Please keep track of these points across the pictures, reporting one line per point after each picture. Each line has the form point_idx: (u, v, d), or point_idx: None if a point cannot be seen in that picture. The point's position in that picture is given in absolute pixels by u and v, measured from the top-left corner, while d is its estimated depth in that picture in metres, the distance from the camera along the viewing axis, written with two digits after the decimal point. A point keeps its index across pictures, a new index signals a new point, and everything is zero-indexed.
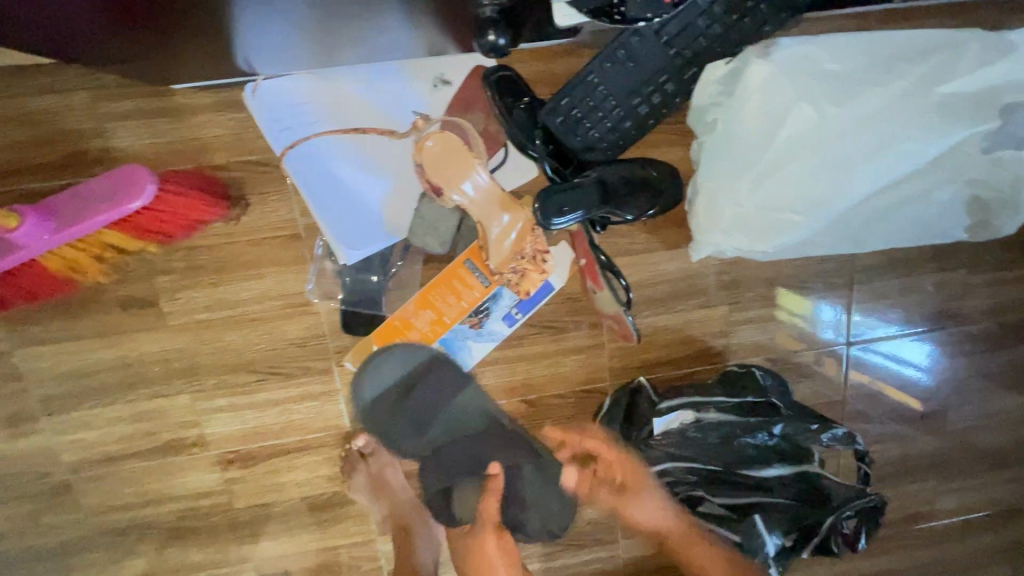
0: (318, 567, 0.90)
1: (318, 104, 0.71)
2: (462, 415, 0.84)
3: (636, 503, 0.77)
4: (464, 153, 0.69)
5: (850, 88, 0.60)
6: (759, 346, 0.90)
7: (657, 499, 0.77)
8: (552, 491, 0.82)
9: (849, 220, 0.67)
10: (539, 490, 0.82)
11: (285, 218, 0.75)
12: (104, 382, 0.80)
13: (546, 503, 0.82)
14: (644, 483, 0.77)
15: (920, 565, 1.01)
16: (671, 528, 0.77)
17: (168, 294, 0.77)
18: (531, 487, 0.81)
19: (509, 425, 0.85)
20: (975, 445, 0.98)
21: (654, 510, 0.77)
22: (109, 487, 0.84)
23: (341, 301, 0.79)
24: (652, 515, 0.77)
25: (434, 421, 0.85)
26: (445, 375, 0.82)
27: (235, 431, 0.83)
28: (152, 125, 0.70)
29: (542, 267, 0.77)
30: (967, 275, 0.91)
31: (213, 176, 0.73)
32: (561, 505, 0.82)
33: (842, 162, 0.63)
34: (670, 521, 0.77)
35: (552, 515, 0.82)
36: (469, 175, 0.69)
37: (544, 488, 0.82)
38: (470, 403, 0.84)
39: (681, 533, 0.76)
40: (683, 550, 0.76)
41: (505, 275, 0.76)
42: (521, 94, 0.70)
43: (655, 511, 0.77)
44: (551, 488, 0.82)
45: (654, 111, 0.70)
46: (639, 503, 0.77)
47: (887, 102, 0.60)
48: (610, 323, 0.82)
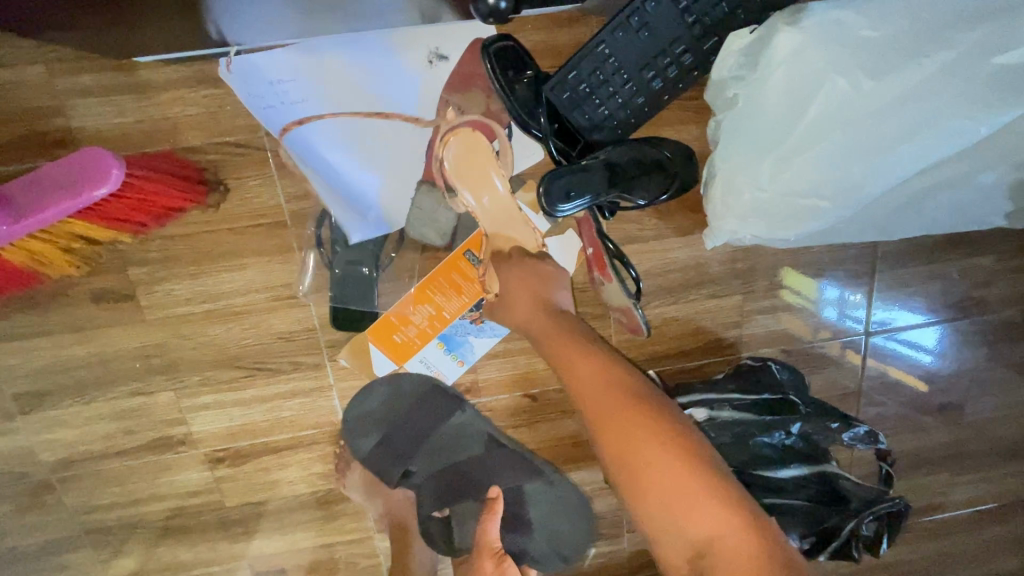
0: (314, 564, 0.87)
1: (301, 81, 0.64)
2: (457, 438, 0.83)
3: (524, 278, 0.69)
4: (489, 163, 0.66)
5: (890, 59, 0.54)
6: (773, 336, 0.85)
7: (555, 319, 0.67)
8: (561, 512, 0.85)
9: (876, 206, 0.62)
10: (551, 512, 0.85)
11: (268, 205, 0.70)
12: (82, 379, 0.75)
13: (556, 521, 0.86)
14: (539, 274, 0.69)
15: (929, 556, 0.99)
16: (563, 344, 0.64)
17: (145, 287, 0.72)
18: (539, 509, 0.85)
19: (512, 446, 0.83)
20: (992, 437, 0.95)
21: (550, 326, 0.66)
22: (92, 487, 0.80)
23: (330, 294, 0.74)
24: (534, 304, 0.68)
25: (428, 446, 0.84)
26: (436, 402, 0.81)
27: (222, 430, 0.79)
28: (118, 103, 0.64)
29: None
30: (993, 261, 0.86)
31: (187, 159, 0.67)
32: (573, 526, 0.86)
33: (876, 144, 0.57)
34: (561, 339, 0.64)
35: (565, 535, 0.86)
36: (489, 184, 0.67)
37: (554, 505, 0.85)
38: (464, 427, 0.82)
39: (573, 349, 0.62)
40: (571, 375, 0.61)
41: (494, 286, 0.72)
42: (523, 66, 0.64)
43: (548, 325, 0.66)
44: (561, 508, 0.85)
45: (669, 85, 0.63)
46: (528, 283, 0.68)
47: (932, 74, 0.53)
48: (616, 315, 0.77)
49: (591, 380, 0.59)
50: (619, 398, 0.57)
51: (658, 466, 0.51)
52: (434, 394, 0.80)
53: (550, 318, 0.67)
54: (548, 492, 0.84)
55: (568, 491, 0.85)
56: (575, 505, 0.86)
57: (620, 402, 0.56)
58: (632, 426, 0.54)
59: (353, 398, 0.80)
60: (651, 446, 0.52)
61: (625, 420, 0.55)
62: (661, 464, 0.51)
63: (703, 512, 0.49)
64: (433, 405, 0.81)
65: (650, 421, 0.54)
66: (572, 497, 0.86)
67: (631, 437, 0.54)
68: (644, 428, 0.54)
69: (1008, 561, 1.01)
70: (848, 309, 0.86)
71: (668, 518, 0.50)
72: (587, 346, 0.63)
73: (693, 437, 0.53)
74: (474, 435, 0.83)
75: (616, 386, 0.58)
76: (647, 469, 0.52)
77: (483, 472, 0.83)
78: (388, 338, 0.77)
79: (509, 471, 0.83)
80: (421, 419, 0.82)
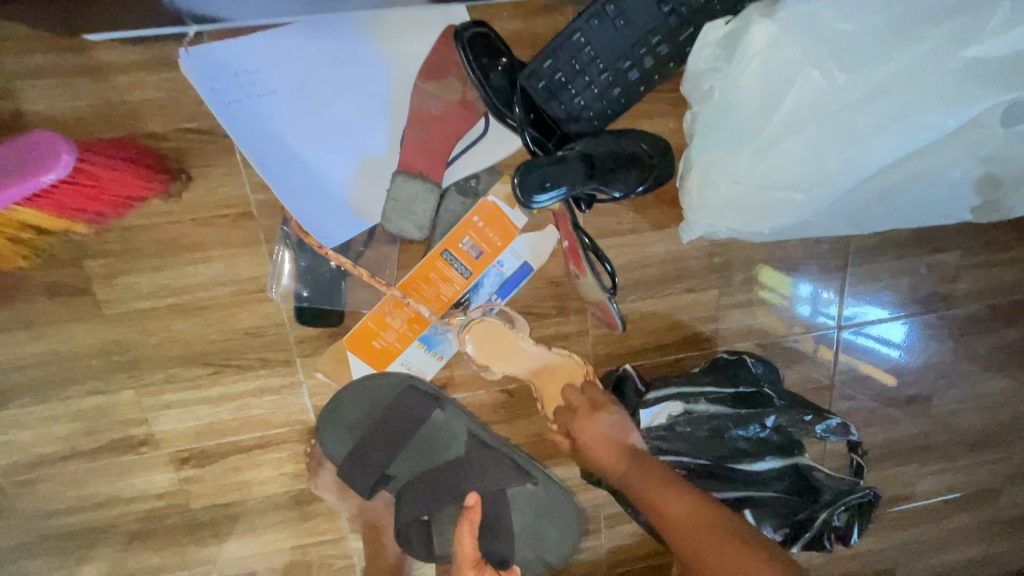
0: (285, 567, 0.85)
1: (269, 71, 0.62)
2: (439, 436, 0.80)
3: (599, 426, 0.72)
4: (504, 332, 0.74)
5: (862, 51, 0.54)
6: (748, 330, 0.86)
7: (635, 457, 0.70)
8: (546, 518, 0.83)
9: (848, 200, 0.63)
10: (532, 511, 0.83)
11: (234, 195, 0.67)
12: (37, 377, 0.71)
13: (543, 516, 0.83)
14: (614, 421, 0.72)
15: (897, 545, 1.01)
16: (647, 483, 0.67)
17: (103, 280, 0.68)
18: (523, 514, 0.83)
19: (490, 443, 0.79)
20: (959, 428, 0.97)
21: (631, 466, 0.70)
22: (48, 492, 0.76)
23: (296, 290, 0.71)
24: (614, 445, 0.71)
25: (409, 449, 0.80)
26: (411, 401, 0.76)
27: (188, 429, 0.76)
28: (71, 86, 0.61)
29: None
30: (960, 257, 0.88)
31: (148, 146, 0.64)
32: (557, 532, 0.83)
33: (849, 136, 0.57)
34: (643, 476, 0.68)
35: (553, 534, 0.83)
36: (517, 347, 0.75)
37: (537, 502, 0.82)
38: (444, 425, 0.79)
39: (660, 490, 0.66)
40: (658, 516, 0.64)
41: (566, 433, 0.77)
42: (498, 54, 0.62)
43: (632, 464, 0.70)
44: (544, 506, 0.83)
45: (644, 76, 0.63)
46: (602, 437, 0.72)
47: (903, 68, 0.53)
48: (594, 310, 0.77)
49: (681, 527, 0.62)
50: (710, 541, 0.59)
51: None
52: (410, 394, 0.76)
53: (632, 457, 0.70)
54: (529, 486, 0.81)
55: (551, 489, 0.82)
56: (560, 503, 0.82)
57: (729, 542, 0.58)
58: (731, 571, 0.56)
59: (324, 395, 0.78)
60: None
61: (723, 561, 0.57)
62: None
63: None
64: (411, 406, 0.76)
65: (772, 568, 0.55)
66: (553, 498, 0.82)
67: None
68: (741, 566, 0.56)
69: (972, 548, 1.04)
70: (820, 305, 0.87)
71: None
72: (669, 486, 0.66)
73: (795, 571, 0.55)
74: (455, 432, 0.79)
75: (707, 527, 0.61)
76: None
77: (464, 476, 0.77)
78: (369, 344, 0.74)
79: (493, 474, 0.77)
80: (398, 423, 0.76)
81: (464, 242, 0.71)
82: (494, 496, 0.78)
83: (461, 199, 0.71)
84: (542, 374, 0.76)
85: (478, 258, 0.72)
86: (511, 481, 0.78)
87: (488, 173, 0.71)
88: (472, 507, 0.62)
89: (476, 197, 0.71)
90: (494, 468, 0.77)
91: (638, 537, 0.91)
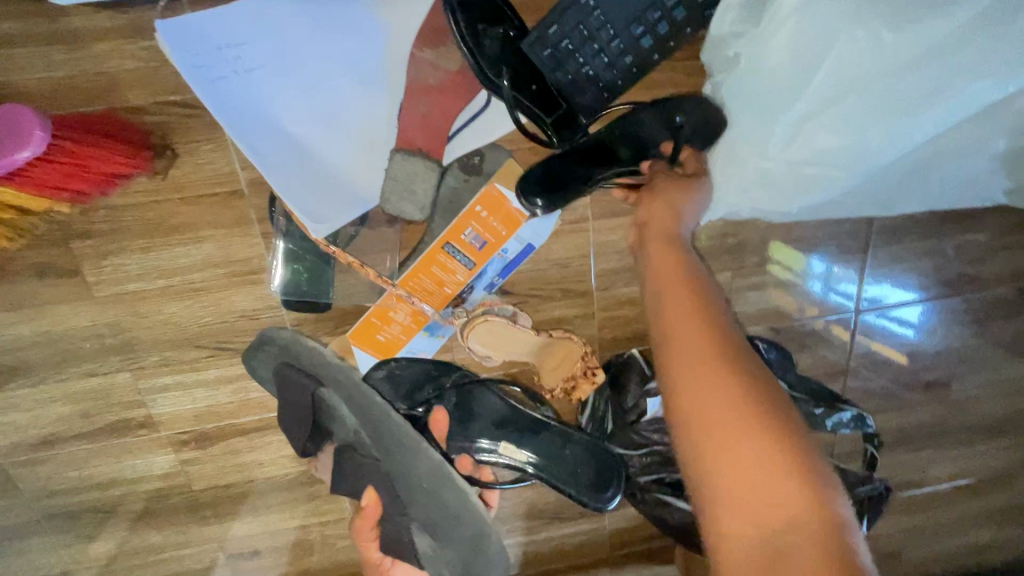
0: (288, 546, 0.85)
1: (256, 45, 0.56)
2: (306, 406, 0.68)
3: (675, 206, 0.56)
4: (509, 330, 0.71)
5: (917, 10, 0.48)
6: (762, 313, 0.83)
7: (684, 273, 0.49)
8: (456, 520, 0.70)
9: (884, 175, 0.60)
10: (427, 500, 0.69)
11: (223, 171, 0.64)
12: (30, 359, 0.70)
13: (433, 511, 0.69)
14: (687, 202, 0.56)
15: (905, 530, 1.00)
16: (694, 304, 0.46)
17: (92, 261, 0.66)
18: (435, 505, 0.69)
19: (375, 414, 0.70)
20: (977, 413, 0.94)
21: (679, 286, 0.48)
22: (49, 472, 0.76)
23: (279, 273, 0.68)
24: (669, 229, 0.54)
25: (293, 420, 0.68)
26: (292, 377, 0.68)
27: (187, 411, 0.75)
28: (46, 55, 0.57)
29: (593, 377, 0.74)
30: (989, 237, 0.84)
31: (129, 120, 0.60)
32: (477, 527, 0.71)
33: (895, 106, 0.53)
34: (685, 319, 0.46)
35: (447, 539, 0.69)
36: (520, 337, 0.72)
37: (432, 500, 0.69)
38: (302, 386, 0.68)
39: (705, 368, 0.43)
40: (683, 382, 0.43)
41: (557, 390, 0.76)
42: (501, 18, 0.58)
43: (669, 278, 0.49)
44: (433, 503, 0.69)
45: (659, 43, 0.59)
46: (670, 211, 0.55)
47: (964, 25, 0.47)
48: (500, 349, 0.73)
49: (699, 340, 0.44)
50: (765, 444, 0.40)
51: (751, 481, 0.40)
52: (287, 369, 0.68)
53: (674, 269, 0.50)
54: (430, 476, 0.69)
55: (453, 489, 0.69)
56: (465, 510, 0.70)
57: (707, 335, 0.45)
58: (725, 427, 0.41)
59: None
60: (752, 456, 0.40)
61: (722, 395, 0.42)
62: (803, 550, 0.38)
63: (752, 456, 0.40)
64: (288, 385, 0.68)
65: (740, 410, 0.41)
66: (453, 499, 0.69)
67: (767, 501, 0.39)
68: (790, 488, 0.39)
69: (983, 533, 1.02)
70: (833, 282, 0.83)
71: (731, 470, 0.40)
72: (723, 338, 0.45)
73: (797, 433, 0.41)
74: (343, 419, 0.70)
75: (755, 428, 0.41)
76: (735, 484, 0.40)
77: (351, 474, 0.66)
78: (372, 337, 0.72)
79: (377, 471, 0.67)
80: (289, 402, 0.68)
81: (466, 233, 0.66)
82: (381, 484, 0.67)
83: (466, 176, 0.66)
84: (549, 358, 0.74)
85: (482, 248, 0.68)
86: (393, 448, 0.69)
87: (492, 150, 0.66)
88: (367, 510, 0.65)
89: (480, 175, 0.66)
90: (392, 451, 0.69)
91: (641, 520, 0.90)
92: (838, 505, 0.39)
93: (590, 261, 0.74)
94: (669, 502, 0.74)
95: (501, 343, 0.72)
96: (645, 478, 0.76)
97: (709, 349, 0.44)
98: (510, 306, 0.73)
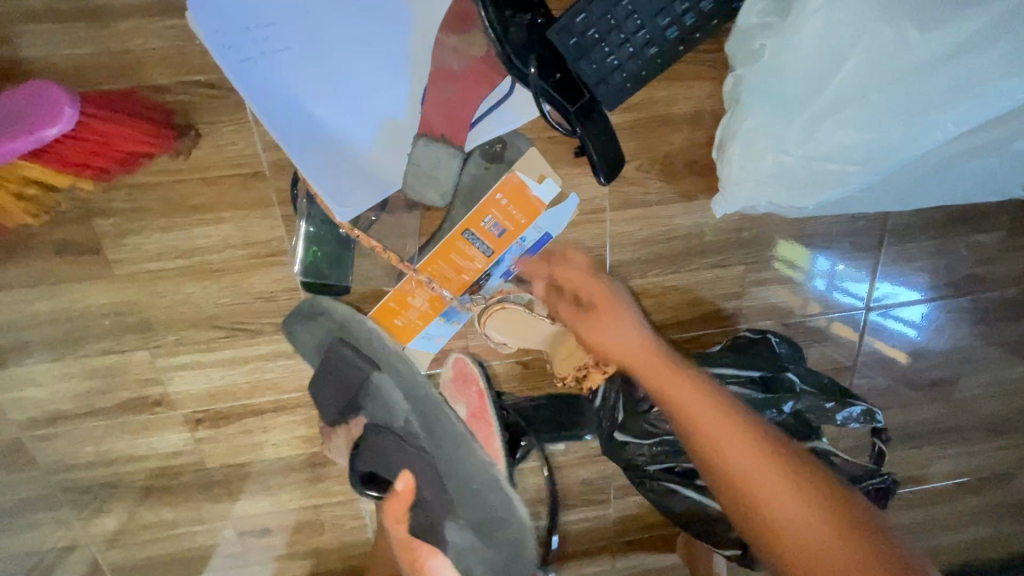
0: (298, 525, 0.87)
1: (285, 27, 0.56)
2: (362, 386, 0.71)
3: (611, 330, 0.64)
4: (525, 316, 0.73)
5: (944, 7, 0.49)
6: (774, 309, 0.83)
7: (686, 379, 0.57)
8: (494, 518, 0.74)
9: (903, 172, 0.59)
10: (468, 494, 0.73)
11: (245, 153, 0.64)
12: (47, 336, 0.71)
13: (476, 509, 0.74)
14: (616, 317, 0.65)
15: (903, 525, 1.01)
16: (721, 438, 0.51)
17: (112, 240, 0.66)
18: (478, 499, 0.74)
19: (436, 401, 0.74)
20: (980, 412, 0.95)
21: (677, 383, 0.57)
22: (65, 447, 0.77)
23: (298, 257, 0.69)
24: (630, 336, 0.63)
25: (340, 395, 0.70)
26: (350, 359, 0.70)
27: (202, 391, 0.76)
28: (71, 32, 0.57)
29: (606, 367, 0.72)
30: (1001, 238, 0.84)
31: (152, 98, 0.60)
32: (514, 531, 0.75)
33: (916, 104, 0.53)
34: (682, 390, 0.56)
35: (483, 536, 0.74)
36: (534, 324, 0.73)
37: (478, 499, 0.73)
38: (356, 369, 0.71)
39: (756, 450, 0.50)
40: (740, 490, 0.49)
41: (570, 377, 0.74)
42: (527, 7, 0.57)
43: (686, 392, 0.56)
44: (478, 501, 0.74)
45: (684, 35, 0.58)
46: (616, 333, 0.64)
47: (991, 23, 0.48)
48: (516, 335, 0.74)
49: (708, 418, 0.53)
50: (829, 527, 0.45)
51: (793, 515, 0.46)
52: (344, 349, 0.70)
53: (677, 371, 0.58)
54: (477, 475, 0.73)
55: (499, 492, 0.74)
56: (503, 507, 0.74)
57: (718, 415, 0.53)
58: (768, 492, 0.48)
59: None
60: (798, 510, 0.46)
61: (753, 453, 0.50)
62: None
63: (793, 501, 0.47)
64: (346, 364, 0.70)
65: (788, 484, 0.48)
66: (495, 502, 0.74)
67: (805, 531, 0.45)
68: (825, 518, 0.45)
69: (978, 531, 1.04)
70: (834, 280, 0.83)
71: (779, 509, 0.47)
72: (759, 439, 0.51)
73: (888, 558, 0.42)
74: (391, 405, 0.73)
75: (792, 478, 0.48)
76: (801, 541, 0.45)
77: (403, 460, 0.68)
78: (390, 322, 0.73)
79: (424, 458, 0.70)
80: (339, 379, 0.70)
81: (486, 220, 0.66)
82: (424, 472, 0.69)
83: (487, 163, 0.66)
84: (560, 348, 0.73)
85: (500, 236, 0.67)
86: (447, 437, 0.73)
87: (513, 138, 0.67)
88: (401, 492, 0.65)
89: (502, 163, 0.67)
90: (444, 445, 0.73)
91: (645, 508, 0.92)
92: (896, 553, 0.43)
93: (605, 252, 0.75)
94: (677, 489, 0.73)
95: (517, 329, 0.73)
96: (654, 467, 0.74)
97: (779, 482, 0.48)
98: (526, 294, 0.74)
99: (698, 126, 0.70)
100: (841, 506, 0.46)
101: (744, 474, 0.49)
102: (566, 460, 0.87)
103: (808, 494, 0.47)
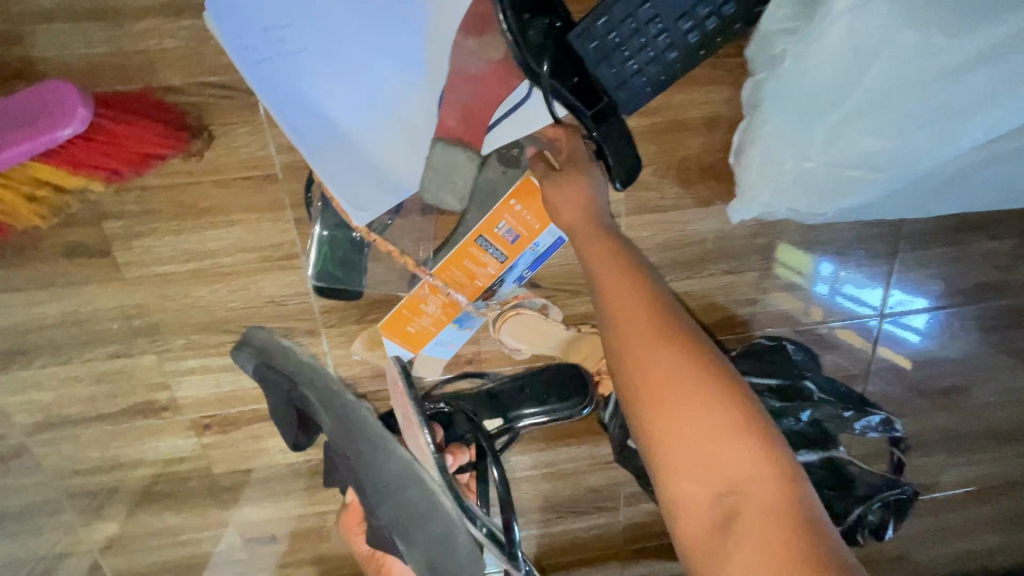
0: (305, 532, 0.85)
1: (304, 29, 0.56)
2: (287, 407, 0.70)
3: (577, 187, 0.57)
4: (543, 323, 0.73)
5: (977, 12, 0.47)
6: (788, 315, 0.83)
7: (631, 279, 0.47)
8: (425, 531, 0.65)
9: (926, 179, 0.59)
10: (390, 500, 0.66)
11: (259, 155, 0.63)
12: (54, 339, 0.70)
13: (396, 511, 0.66)
14: (587, 179, 0.57)
15: (914, 533, 1.01)
16: (649, 347, 0.42)
17: (122, 242, 0.65)
18: (405, 504, 0.66)
19: (349, 409, 0.71)
20: (992, 420, 0.94)
21: (617, 287, 0.47)
22: (71, 451, 0.76)
23: (312, 261, 0.68)
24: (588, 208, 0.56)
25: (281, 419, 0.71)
26: (269, 382, 0.69)
27: (210, 395, 0.75)
28: (85, 32, 0.57)
29: None
30: (1016, 244, 0.84)
31: (166, 100, 0.60)
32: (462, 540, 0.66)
33: (942, 109, 0.52)
34: (625, 289, 0.46)
35: (414, 538, 0.65)
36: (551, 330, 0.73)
37: (400, 501, 0.66)
38: (277, 389, 0.69)
39: (674, 364, 0.41)
40: (634, 369, 0.42)
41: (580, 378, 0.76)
42: (548, 10, 0.57)
43: (630, 297, 0.46)
44: (398, 502, 0.66)
45: (706, 40, 0.58)
46: (581, 197, 0.56)
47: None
48: (532, 340, 0.74)
49: (638, 319, 0.44)
50: (735, 452, 0.38)
51: (700, 430, 0.39)
52: (265, 373, 0.69)
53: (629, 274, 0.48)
54: (393, 476, 0.67)
55: (421, 489, 0.67)
56: (425, 508, 0.66)
57: (652, 318, 0.44)
58: (683, 403, 0.40)
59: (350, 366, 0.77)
60: (704, 421, 0.39)
61: (668, 362, 0.41)
62: (761, 530, 0.36)
63: (700, 416, 0.39)
64: (268, 388, 0.69)
65: (705, 397, 0.40)
66: (418, 506, 0.66)
67: (716, 457, 0.39)
68: (728, 437, 0.39)
69: (989, 539, 1.03)
70: (840, 285, 0.82)
71: (696, 439, 0.39)
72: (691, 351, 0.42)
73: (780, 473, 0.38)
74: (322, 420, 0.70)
75: (712, 392, 0.40)
76: (689, 449, 0.39)
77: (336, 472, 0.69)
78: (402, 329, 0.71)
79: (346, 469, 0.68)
80: (273, 404, 0.70)
81: (500, 226, 0.65)
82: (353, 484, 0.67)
83: (503, 168, 0.65)
84: (575, 353, 0.75)
85: (514, 242, 0.67)
86: (366, 445, 0.69)
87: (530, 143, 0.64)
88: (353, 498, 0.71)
89: (518, 168, 0.65)
90: (363, 450, 0.68)
91: (655, 516, 0.91)
92: (799, 483, 0.38)
93: None
94: None
95: (535, 334, 0.73)
96: None
97: (690, 399, 0.40)
98: (540, 298, 0.73)
99: (716, 131, 0.70)
100: (755, 428, 0.39)
101: (659, 382, 0.41)
102: (576, 467, 0.86)
103: (729, 418, 0.39)
